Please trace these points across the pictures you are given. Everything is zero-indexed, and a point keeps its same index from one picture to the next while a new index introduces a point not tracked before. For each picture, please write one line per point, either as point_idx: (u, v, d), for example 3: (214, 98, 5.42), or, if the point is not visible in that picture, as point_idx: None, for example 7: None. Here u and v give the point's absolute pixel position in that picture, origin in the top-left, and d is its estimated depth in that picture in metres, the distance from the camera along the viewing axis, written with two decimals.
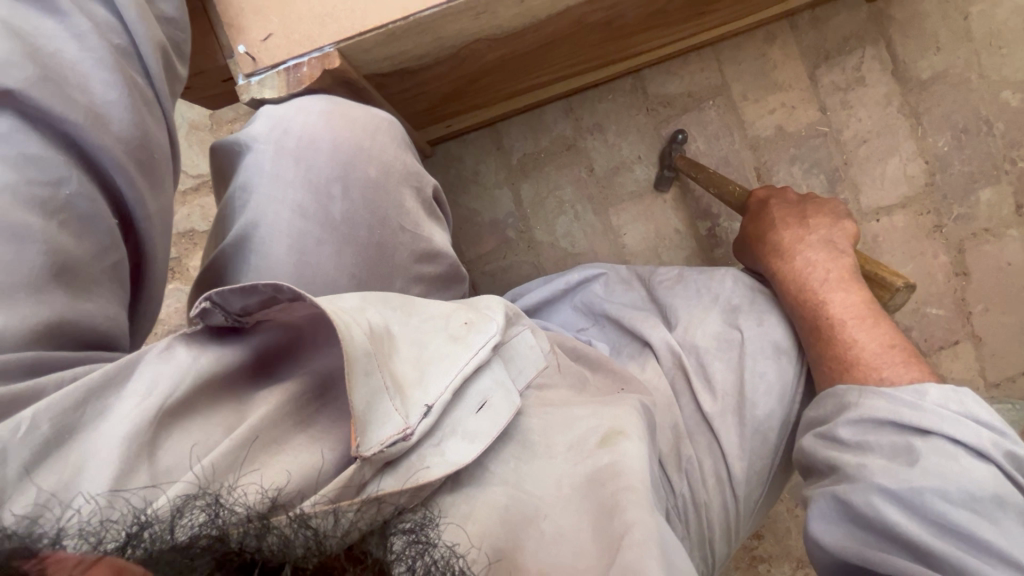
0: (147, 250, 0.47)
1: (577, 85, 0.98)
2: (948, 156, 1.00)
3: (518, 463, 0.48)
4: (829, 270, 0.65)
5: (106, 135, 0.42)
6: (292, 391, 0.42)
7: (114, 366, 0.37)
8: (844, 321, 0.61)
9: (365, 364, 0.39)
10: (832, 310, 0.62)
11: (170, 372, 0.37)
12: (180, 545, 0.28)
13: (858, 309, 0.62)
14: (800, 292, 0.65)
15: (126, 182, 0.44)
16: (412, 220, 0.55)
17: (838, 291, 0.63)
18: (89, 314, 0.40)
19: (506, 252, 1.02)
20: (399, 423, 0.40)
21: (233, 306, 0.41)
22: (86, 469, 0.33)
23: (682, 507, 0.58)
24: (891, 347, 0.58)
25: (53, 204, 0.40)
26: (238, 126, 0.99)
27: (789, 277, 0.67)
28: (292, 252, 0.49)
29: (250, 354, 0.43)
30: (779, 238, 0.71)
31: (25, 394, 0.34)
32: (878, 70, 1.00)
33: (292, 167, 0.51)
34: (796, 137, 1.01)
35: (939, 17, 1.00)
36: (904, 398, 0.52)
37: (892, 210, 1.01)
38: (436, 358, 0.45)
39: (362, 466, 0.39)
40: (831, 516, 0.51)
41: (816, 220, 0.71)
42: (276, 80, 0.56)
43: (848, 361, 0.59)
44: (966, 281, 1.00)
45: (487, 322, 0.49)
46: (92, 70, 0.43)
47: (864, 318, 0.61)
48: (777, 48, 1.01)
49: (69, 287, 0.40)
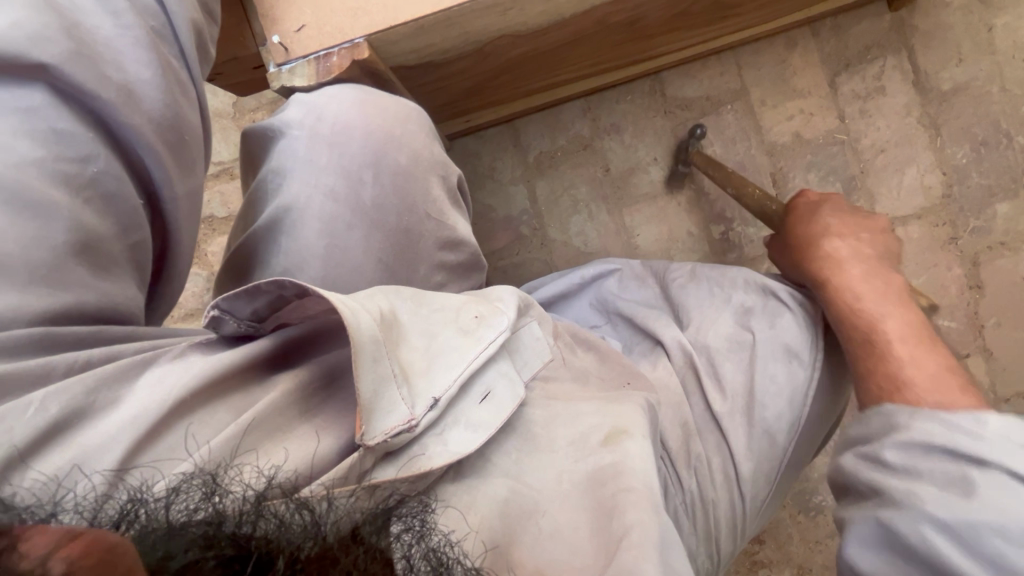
0: (173, 229, 0.47)
1: (596, 85, 0.99)
2: (966, 168, 1.00)
3: (519, 454, 0.49)
4: (881, 288, 0.63)
5: (137, 113, 0.43)
6: (303, 379, 0.43)
7: (128, 361, 0.38)
8: (890, 338, 0.59)
9: (374, 351, 0.40)
10: (880, 327, 0.60)
11: (176, 370, 0.39)
12: (173, 523, 0.28)
13: (910, 330, 0.60)
14: (844, 302, 0.64)
15: (154, 161, 0.44)
16: (438, 209, 0.56)
17: (889, 310, 0.61)
18: (107, 294, 0.41)
19: (519, 249, 1.03)
20: (405, 414, 0.41)
21: (243, 312, 0.43)
22: (93, 448, 0.34)
23: (689, 501, 0.59)
24: (947, 373, 0.55)
25: (79, 180, 0.40)
26: (260, 114, 1.01)
27: (833, 287, 0.65)
28: (322, 236, 0.50)
29: (276, 345, 0.44)
30: (827, 245, 0.69)
31: (38, 373, 0.35)
32: (899, 80, 1.00)
33: (326, 153, 0.52)
34: (813, 144, 1.01)
35: (963, 29, 0.99)
36: (961, 425, 0.49)
37: (907, 220, 1.01)
38: (446, 349, 0.45)
39: (365, 454, 0.40)
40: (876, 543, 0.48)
41: (868, 237, 0.70)
42: (306, 69, 0.57)
43: (893, 377, 0.57)
44: (979, 294, 1.00)
45: (497, 317, 0.49)
46: (127, 48, 0.43)
47: (915, 339, 0.59)
48: (797, 54, 1.01)
49: (91, 265, 0.41)
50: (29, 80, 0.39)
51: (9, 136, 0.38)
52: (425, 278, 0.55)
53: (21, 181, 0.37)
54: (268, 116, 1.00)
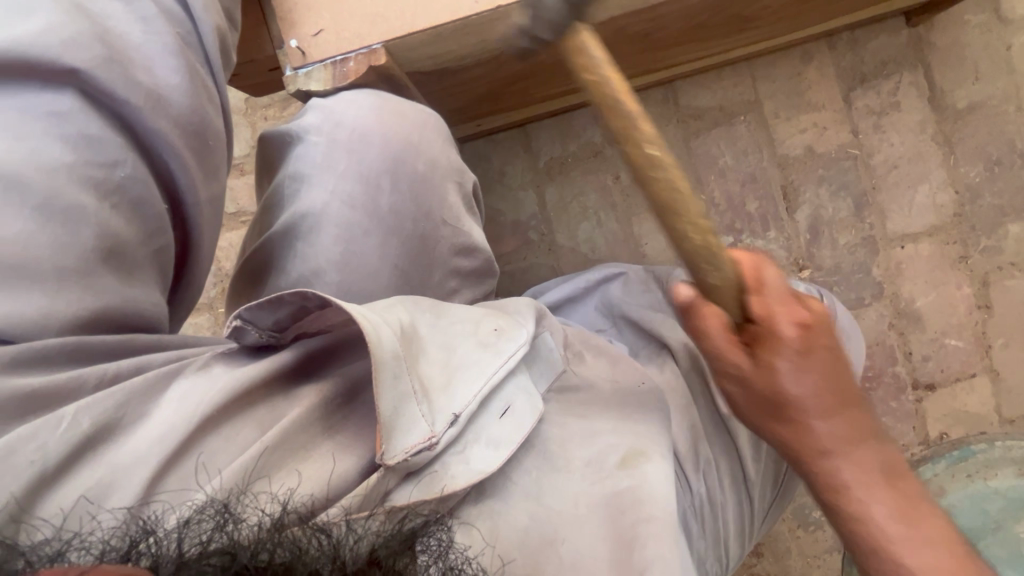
0: (195, 233, 0.49)
1: (609, 93, 0.98)
2: (979, 187, 0.99)
3: (539, 474, 0.48)
4: (849, 409, 0.44)
5: (164, 119, 0.44)
6: (325, 393, 0.43)
7: (154, 373, 0.40)
8: (866, 500, 0.44)
9: (395, 368, 0.40)
10: (853, 486, 0.44)
11: (201, 389, 0.40)
12: (187, 558, 0.29)
13: (900, 485, 0.45)
14: (762, 415, 0.46)
15: (180, 167, 0.45)
16: (455, 215, 0.57)
17: (868, 448, 0.45)
18: (133, 299, 0.43)
19: (527, 254, 1.03)
20: (425, 432, 0.41)
21: (265, 321, 0.44)
22: (121, 469, 0.36)
23: (698, 505, 0.59)
24: (942, 555, 0.42)
25: (107, 185, 0.42)
26: (272, 112, 1.01)
27: (695, 346, 0.45)
28: (339, 241, 0.51)
29: (298, 356, 0.45)
30: (796, 328, 0.41)
31: (67, 385, 0.37)
32: (914, 96, 0.99)
33: (344, 159, 0.52)
34: (825, 158, 1.01)
35: (980, 46, 0.98)
36: None
37: (918, 238, 1.00)
38: (467, 364, 0.46)
39: (386, 474, 0.40)
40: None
41: (818, 329, 0.42)
42: (322, 74, 0.57)
43: (888, 561, 0.43)
44: (988, 314, 0.99)
45: (517, 331, 0.49)
46: (157, 57, 0.45)
47: (914, 515, 0.44)
48: (813, 68, 1.01)
49: (118, 271, 0.42)
50: (62, 87, 0.40)
51: (40, 140, 0.39)
52: (439, 284, 0.56)
53: (53, 186, 0.39)
54: (279, 114, 1.00)
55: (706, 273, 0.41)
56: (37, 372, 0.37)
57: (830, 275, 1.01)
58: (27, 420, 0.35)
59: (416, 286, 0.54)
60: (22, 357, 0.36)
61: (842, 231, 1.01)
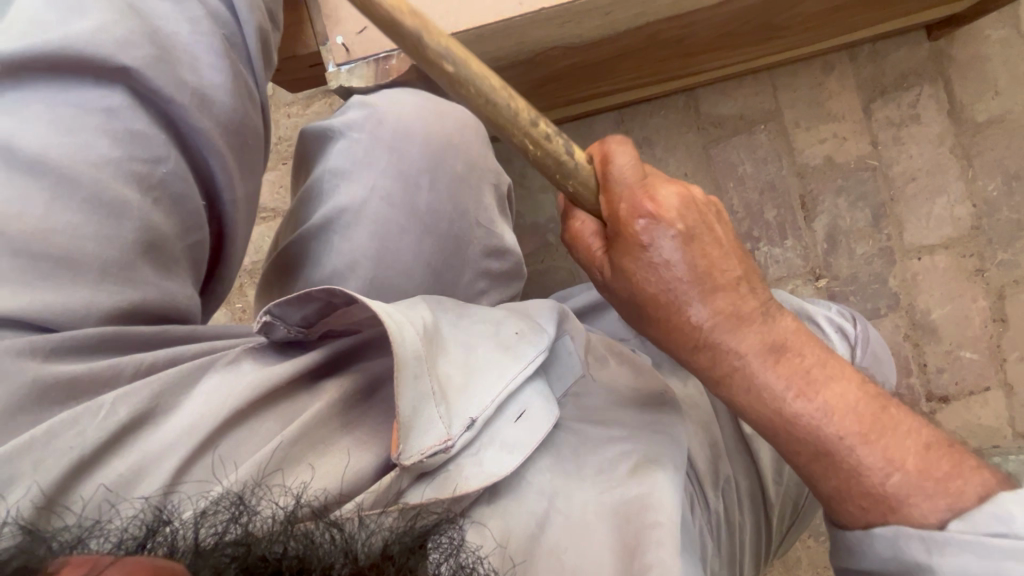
0: (232, 228, 0.48)
1: (631, 98, 0.99)
2: (997, 202, 1.00)
3: (554, 477, 0.48)
4: (728, 295, 0.46)
5: (207, 117, 0.43)
6: (344, 390, 0.43)
7: (189, 366, 0.39)
8: (785, 401, 0.44)
9: (415, 368, 0.40)
10: (772, 388, 0.44)
11: (235, 382, 0.40)
12: (201, 548, 0.29)
13: (810, 371, 0.44)
14: (653, 326, 0.48)
15: (220, 167, 0.44)
16: (488, 217, 0.57)
17: (759, 341, 0.45)
18: (170, 292, 0.42)
19: (544, 256, 1.03)
20: (441, 434, 0.41)
21: (294, 317, 0.43)
22: (149, 459, 0.36)
23: (716, 519, 0.57)
24: (877, 437, 0.42)
25: (150, 180, 0.40)
26: (296, 109, 1.01)
27: (584, 261, 0.50)
28: (374, 238, 0.51)
29: (329, 355, 0.44)
30: (646, 223, 0.45)
31: (106, 374, 0.37)
32: (934, 109, 1.00)
33: (383, 156, 0.52)
34: (843, 168, 1.01)
35: (1000, 61, 0.99)
36: None
37: (935, 249, 1.01)
38: (487, 366, 0.45)
39: (400, 475, 0.40)
40: (873, 537, 0.42)
41: (665, 203, 0.45)
42: (365, 71, 0.57)
43: (841, 466, 0.43)
44: (1003, 327, 1.00)
45: (537, 335, 0.49)
46: (202, 53, 0.43)
47: (812, 388, 0.44)
48: (833, 79, 1.01)
49: (156, 265, 0.41)
50: (108, 81, 0.39)
51: (85, 134, 0.38)
52: (468, 284, 0.56)
53: (98, 179, 0.38)
54: (302, 111, 1.01)
55: (566, 183, 0.46)
56: (78, 361, 0.36)
57: (847, 285, 1.01)
58: (67, 410, 0.35)
59: (445, 285, 0.54)
60: (64, 346, 0.36)
61: (859, 241, 1.01)
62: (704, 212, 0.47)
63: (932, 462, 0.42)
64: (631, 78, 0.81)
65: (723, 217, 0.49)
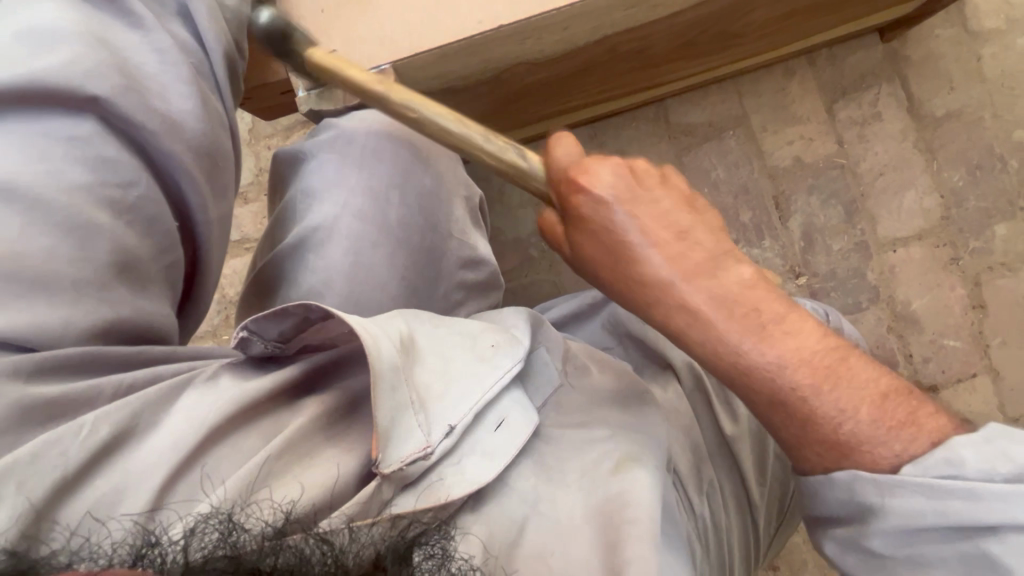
0: (205, 251, 0.49)
1: (603, 112, 1.02)
2: (963, 191, 1.02)
3: (538, 482, 0.48)
4: (685, 258, 0.48)
5: (179, 143, 0.44)
6: (325, 404, 0.43)
7: (166, 385, 0.39)
8: (741, 351, 0.45)
9: (392, 380, 0.41)
10: (726, 339, 0.45)
11: (212, 402, 0.40)
12: (192, 564, 0.28)
13: (767, 324, 0.45)
14: (614, 290, 0.51)
15: (193, 190, 0.46)
16: (461, 228, 0.58)
17: (708, 292, 0.47)
18: (146, 312, 0.43)
19: (529, 270, 1.04)
20: (420, 442, 0.41)
21: (270, 332, 0.43)
22: (130, 481, 0.36)
23: (702, 527, 0.57)
24: (866, 408, 0.43)
25: (122, 205, 0.41)
26: (276, 141, 1.03)
27: (548, 239, 0.54)
28: (349, 253, 0.52)
29: (304, 370, 0.45)
30: (588, 198, 0.49)
31: (84, 395, 0.37)
32: (894, 107, 1.04)
33: (354, 175, 0.54)
34: (813, 168, 1.04)
35: (952, 59, 1.03)
36: (942, 483, 0.40)
37: (908, 241, 1.03)
38: (464, 376, 0.45)
39: (383, 483, 0.40)
40: (834, 479, 0.44)
41: (612, 176, 0.49)
42: (332, 93, 0.60)
43: (798, 414, 0.44)
44: (983, 313, 1.01)
45: (512, 347, 0.50)
46: (170, 83, 0.45)
47: (760, 327, 0.45)
48: (795, 83, 1.05)
49: (130, 284, 0.42)
50: (77, 111, 0.40)
51: (56, 162, 0.39)
52: (445, 297, 0.57)
53: (71, 205, 0.39)
54: (283, 142, 1.03)
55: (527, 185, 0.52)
56: (55, 383, 0.36)
57: (826, 282, 1.02)
58: (43, 433, 0.35)
59: (422, 297, 0.55)
60: (42, 367, 0.36)
61: (835, 237, 1.03)
62: (641, 178, 0.51)
63: (889, 411, 0.43)
64: (599, 91, 0.84)
65: (669, 180, 0.53)
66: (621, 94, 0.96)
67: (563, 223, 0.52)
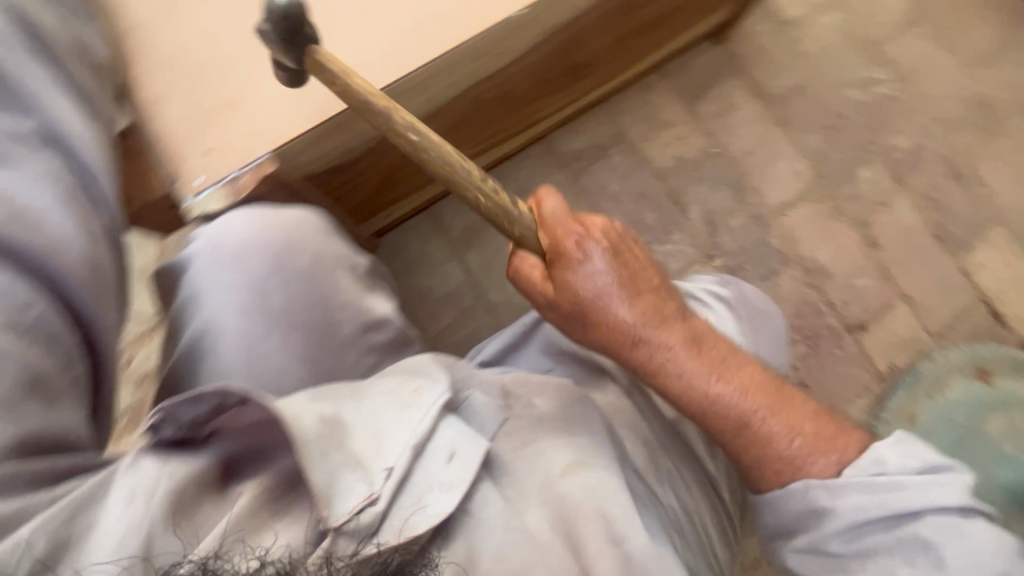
0: (105, 355, 0.50)
1: (496, 158, 1.09)
2: (824, 149, 1.15)
3: (499, 505, 0.48)
4: (665, 308, 0.59)
5: (70, 257, 0.47)
6: (263, 483, 0.42)
7: (88, 490, 0.38)
8: (709, 385, 0.56)
9: (320, 444, 0.41)
10: (694, 373, 0.56)
11: (141, 499, 0.38)
12: None
13: (726, 359, 0.57)
14: (592, 333, 0.59)
15: (87, 298, 0.48)
16: (353, 297, 0.60)
17: (641, 311, 0.57)
18: (59, 429, 0.42)
19: (467, 319, 1.06)
20: (364, 490, 0.41)
21: (184, 417, 0.43)
22: None
23: (672, 513, 0.58)
24: (802, 428, 0.54)
25: (20, 324, 0.42)
26: None
27: (527, 281, 0.60)
28: (240, 347, 0.54)
29: (224, 456, 0.43)
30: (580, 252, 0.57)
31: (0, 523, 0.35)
32: (744, 94, 1.17)
33: (229, 276, 0.57)
34: (695, 161, 1.15)
35: (777, 45, 1.19)
36: (869, 478, 0.51)
37: (795, 203, 1.13)
38: (393, 421, 0.46)
39: (339, 538, 0.39)
40: (777, 502, 0.54)
41: (620, 251, 0.59)
42: (219, 193, 0.64)
43: (753, 435, 0.55)
44: (878, 249, 1.11)
45: (435, 383, 0.51)
46: (50, 200, 0.47)
47: (724, 366, 0.57)
48: (656, 95, 1.17)
49: (39, 403, 0.41)
50: None
51: None
52: (355, 364, 0.57)
53: None
54: None
55: (513, 228, 0.58)
56: None
57: (738, 256, 1.11)
58: None
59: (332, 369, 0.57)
60: None
61: (732, 216, 1.12)
62: (629, 247, 0.61)
63: (819, 434, 0.54)
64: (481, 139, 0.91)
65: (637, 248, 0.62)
66: (506, 138, 1.04)
67: (548, 269, 0.59)
